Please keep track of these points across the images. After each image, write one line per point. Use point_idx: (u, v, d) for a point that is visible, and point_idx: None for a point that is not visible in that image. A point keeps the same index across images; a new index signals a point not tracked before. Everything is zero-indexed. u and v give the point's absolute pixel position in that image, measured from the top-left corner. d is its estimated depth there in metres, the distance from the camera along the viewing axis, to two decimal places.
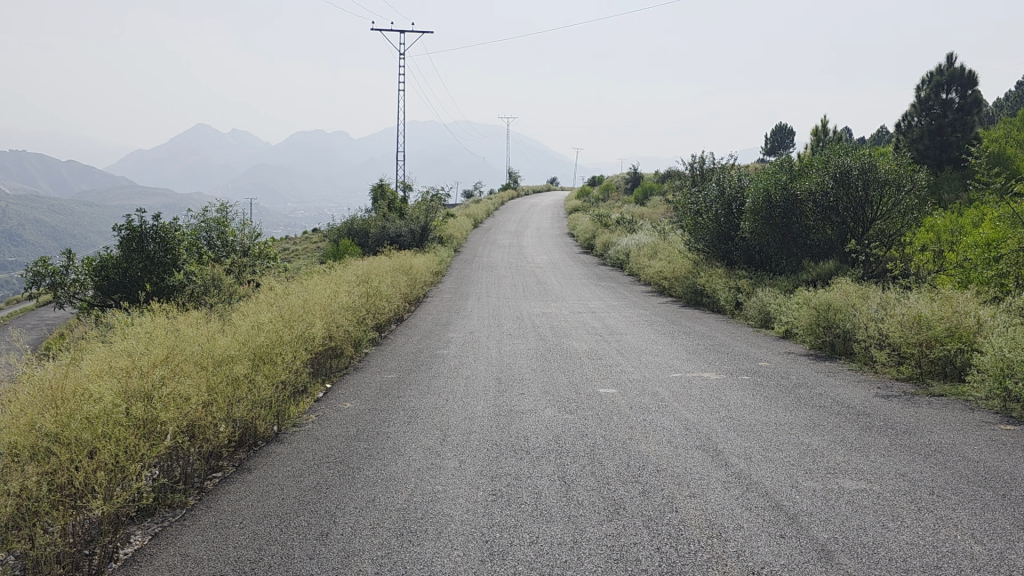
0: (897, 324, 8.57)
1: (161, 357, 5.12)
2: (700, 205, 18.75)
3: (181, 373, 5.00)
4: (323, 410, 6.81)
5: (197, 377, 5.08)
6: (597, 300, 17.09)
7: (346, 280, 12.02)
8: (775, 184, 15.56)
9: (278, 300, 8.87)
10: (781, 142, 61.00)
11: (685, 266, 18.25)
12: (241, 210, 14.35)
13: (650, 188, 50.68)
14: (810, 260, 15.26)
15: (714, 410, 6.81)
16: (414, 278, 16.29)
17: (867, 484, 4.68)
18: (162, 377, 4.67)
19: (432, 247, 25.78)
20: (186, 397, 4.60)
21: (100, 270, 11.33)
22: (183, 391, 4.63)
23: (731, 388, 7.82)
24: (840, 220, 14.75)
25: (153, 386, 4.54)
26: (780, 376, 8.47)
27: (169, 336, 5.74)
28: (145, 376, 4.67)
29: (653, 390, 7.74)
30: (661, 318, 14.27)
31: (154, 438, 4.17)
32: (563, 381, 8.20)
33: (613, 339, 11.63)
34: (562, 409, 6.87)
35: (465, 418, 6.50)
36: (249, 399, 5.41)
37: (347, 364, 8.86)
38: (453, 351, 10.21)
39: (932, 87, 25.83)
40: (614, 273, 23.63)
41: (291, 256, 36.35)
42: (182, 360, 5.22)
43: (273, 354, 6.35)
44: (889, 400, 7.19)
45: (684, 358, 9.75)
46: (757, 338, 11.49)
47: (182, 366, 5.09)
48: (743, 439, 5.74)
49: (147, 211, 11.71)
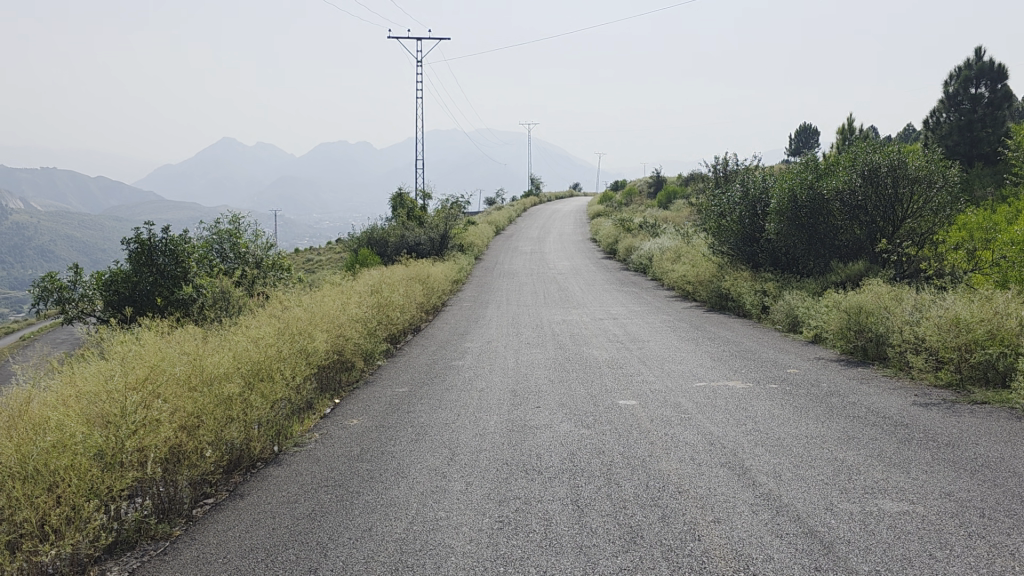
0: (934, 327, 8.12)
1: (140, 379, 4.85)
2: (723, 206, 18.29)
3: (159, 397, 4.73)
4: (328, 428, 6.48)
5: (179, 400, 4.79)
6: (618, 306, 16.70)
7: (358, 291, 11.74)
8: (800, 183, 15.13)
9: (284, 313, 8.60)
10: (806, 143, 60.16)
11: (709, 270, 17.82)
12: (253, 222, 14.16)
13: (673, 192, 50.10)
14: (839, 261, 14.77)
15: (741, 422, 6.41)
16: (430, 288, 15.99)
17: (910, 505, 4.28)
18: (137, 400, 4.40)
19: (451, 256, 25.50)
20: (162, 421, 4.31)
21: (109, 284, 11.12)
22: (158, 414, 4.35)
23: (758, 398, 7.41)
24: (870, 218, 14.27)
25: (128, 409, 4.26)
26: (810, 384, 8.03)
27: (155, 355, 5.47)
28: (119, 400, 4.39)
29: (675, 401, 7.35)
30: (685, 323, 13.84)
31: (127, 466, 3.88)
32: (582, 392, 7.84)
33: (636, 347, 11.23)
34: (579, 423, 6.51)
35: (475, 435, 6.15)
36: (242, 420, 5.10)
37: (359, 378, 8.59)
38: (468, 362, 9.88)
39: (961, 82, 25.23)
40: (637, 278, 23.21)
41: (313, 266, 36.19)
42: (165, 384, 4.94)
43: (271, 370, 6.05)
44: (928, 408, 6.75)
45: (709, 366, 9.35)
46: (785, 344, 11.04)
47: (163, 389, 4.81)
48: (771, 455, 5.34)
49: (156, 224, 11.54)
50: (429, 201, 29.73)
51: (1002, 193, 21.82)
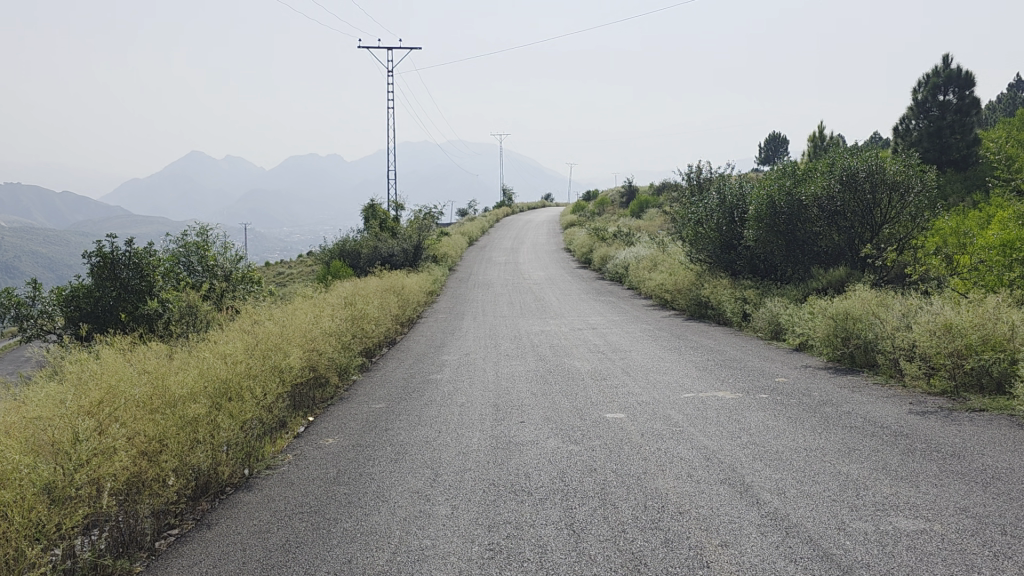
0: (924, 331, 7.93)
1: (93, 403, 4.48)
2: (700, 214, 18.13)
3: (116, 421, 4.38)
4: (302, 448, 6.13)
5: (138, 424, 4.44)
6: (597, 316, 16.45)
7: (331, 304, 11.37)
8: (779, 189, 15.01)
9: (254, 327, 8.22)
10: (775, 151, 60.45)
11: (688, 278, 17.65)
12: (222, 234, 13.73)
13: (646, 202, 50.11)
14: (819, 267, 14.64)
15: (735, 435, 6.15)
16: (405, 300, 15.64)
17: (926, 523, 4.03)
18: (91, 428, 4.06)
19: (426, 267, 25.16)
20: (117, 449, 3.96)
21: (70, 299, 10.66)
22: (113, 442, 4.00)
23: (750, 409, 7.16)
24: (848, 224, 14.16)
25: (78, 437, 3.90)
26: (800, 394, 7.79)
27: (115, 374, 5.11)
28: (70, 425, 4.03)
29: (665, 413, 7.08)
30: (665, 332, 13.61)
31: (77, 501, 3.52)
32: (567, 406, 7.55)
33: (618, 357, 10.97)
34: (566, 438, 6.20)
35: (457, 454, 5.82)
36: (209, 443, 4.75)
37: (333, 394, 8.24)
38: (446, 376, 9.55)
39: (929, 90, 25.37)
40: (613, 287, 23.02)
41: (285, 279, 35.64)
42: (125, 406, 4.59)
43: (240, 388, 5.69)
44: (925, 417, 6.53)
45: (695, 376, 9.10)
46: (769, 352, 10.83)
47: (119, 413, 4.45)
48: (772, 470, 5.07)
49: (119, 236, 11.12)
50: (401, 211, 29.37)
51: (974, 198, 21.93)
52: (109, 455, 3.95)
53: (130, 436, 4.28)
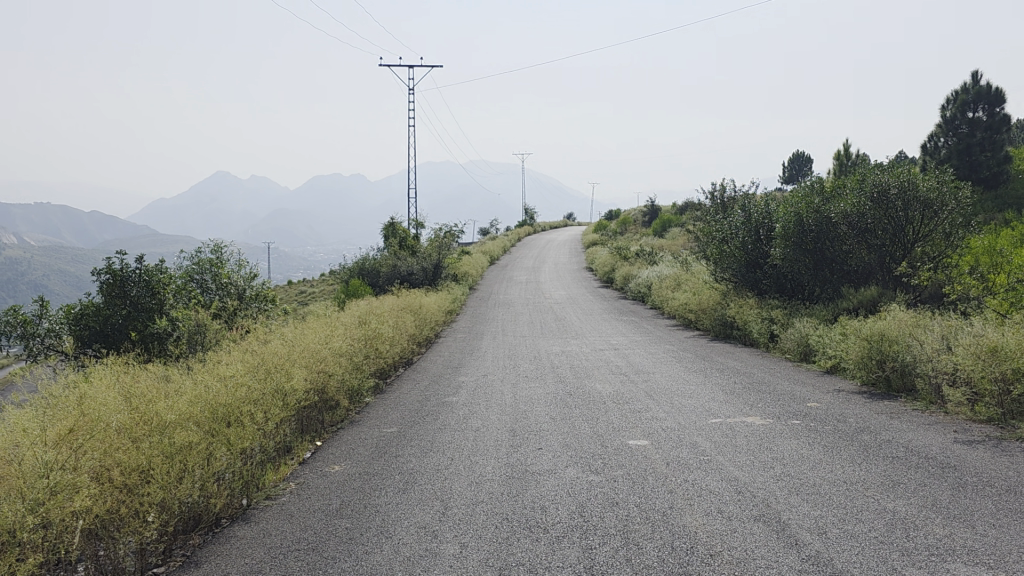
0: (968, 354, 7.46)
1: (70, 433, 4.18)
2: (724, 232, 17.69)
3: (90, 452, 4.07)
4: (306, 476, 5.78)
5: (120, 455, 4.12)
6: (619, 336, 16.02)
7: (343, 323, 11.07)
8: (807, 206, 14.59)
9: (261, 347, 7.92)
10: (799, 170, 59.79)
11: (712, 297, 17.21)
12: (237, 251, 13.52)
13: (668, 220, 49.65)
14: (849, 287, 14.15)
15: (768, 465, 5.73)
16: (422, 319, 15.33)
17: (988, 570, 3.60)
18: (55, 463, 3.77)
19: (445, 286, 24.85)
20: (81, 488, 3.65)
21: (79, 318, 10.39)
22: (72, 478, 3.70)
23: (783, 436, 6.73)
24: (879, 242, 13.69)
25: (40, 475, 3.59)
26: (835, 420, 7.34)
27: (101, 399, 4.83)
28: (35, 460, 3.72)
29: (691, 440, 6.67)
30: (689, 354, 13.17)
31: (15, 551, 3.25)
32: (588, 431, 7.15)
33: (641, 379, 10.56)
34: (586, 467, 5.82)
35: (469, 484, 5.45)
36: (199, 473, 4.42)
37: (344, 417, 7.91)
38: (462, 398, 9.19)
39: (958, 106, 24.88)
40: (635, 307, 22.58)
41: (305, 298, 35.45)
42: (108, 434, 4.29)
43: (240, 413, 5.36)
44: (972, 447, 6.08)
45: (722, 400, 8.67)
46: (800, 375, 10.38)
47: (99, 444, 4.14)
48: (810, 506, 4.65)
49: (129, 254, 10.99)
50: (422, 230, 29.14)
51: (1007, 216, 21.30)
52: (75, 492, 3.64)
53: (99, 469, 3.97)
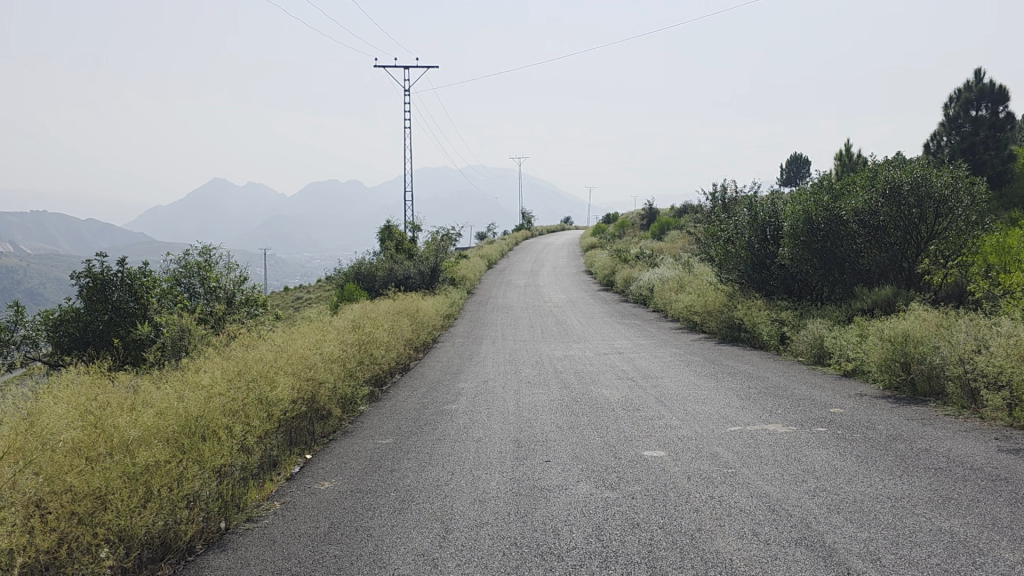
0: (1005, 355, 6.94)
1: (8, 454, 3.64)
2: (729, 231, 17.18)
3: (31, 475, 3.54)
4: (292, 495, 5.25)
5: (69, 480, 3.58)
6: (622, 339, 15.52)
7: (335, 328, 10.54)
8: (816, 203, 14.12)
9: (245, 353, 7.39)
10: (799, 172, 59.08)
11: (718, 299, 16.73)
12: (226, 254, 13.02)
13: (667, 223, 49.10)
14: (862, 287, 13.63)
15: (799, 479, 5.21)
16: (419, 323, 14.81)
17: None
18: None
19: (442, 289, 24.33)
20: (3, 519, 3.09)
21: (59, 323, 10.00)
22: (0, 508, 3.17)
23: (810, 446, 6.21)
24: (891, 241, 13.17)
25: None
26: (864, 427, 6.83)
27: (56, 415, 4.30)
28: None
29: (712, 451, 6.15)
30: (698, 357, 12.65)
31: None
32: (598, 441, 6.64)
33: (649, 384, 10.06)
34: (600, 483, 5.30)
35: (473, 502, 4.93)
36: (166, 496, 3.88)
37: (335, 428, 7.41)
38: (462, 405, 8.68)
39: (961, 105, 24.43)
40: (638, 309, 22.08)
41: (303, 303, 34.87)
42: (57, 457, 3.77)
43: (217, 425, 4.83)
44: (1020, 456, 5.57)
45: (738, 406, 8.15)
46: (816, 378, 9.87)
47: (45, 469, 3.61)
48: (856, 527, 4.14)
49: (110, 256, 10.58)
50: (418, 233, 28.66)
51: (1014, 215, 20.83)
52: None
53: (42, 496, 3.43)
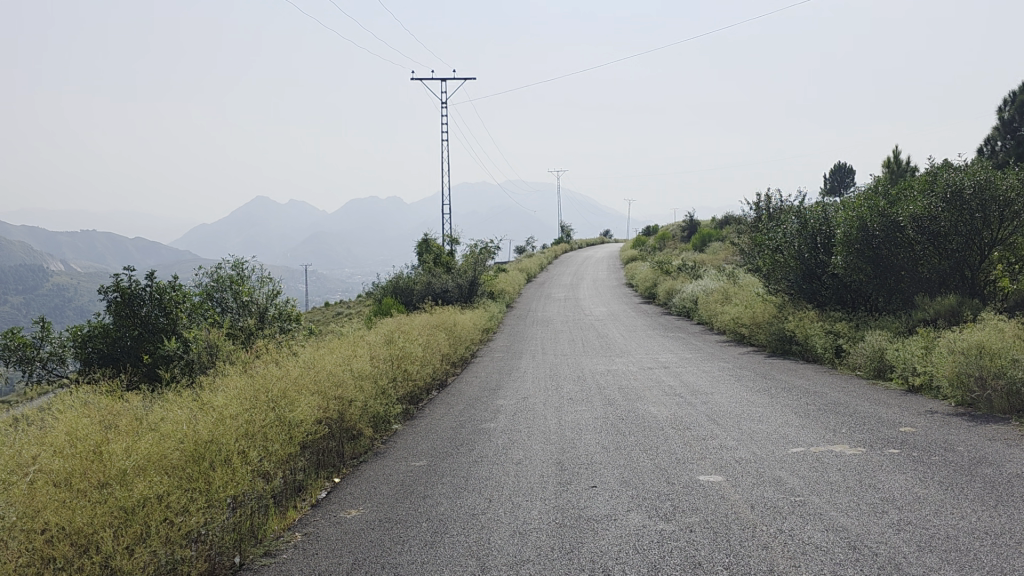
0: None
1: None
2: (778, 240, 16.49)
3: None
4: (316, 524, 4.81)
5: (49, 521, 3.19)
6: (667, 353, 14.92)
7: (368, 343, 10.14)
8: (870, 208, 13.33)
9: (270, 371, 7.01)
10: (842, 182, 57.75)
11: (767, 311, 16.06)
12: (260, 267, 12.75)
13: (708, 235, 48.22)
14: (922, 296, 12.84)
15: (878, 509, 4.64)
16: (456, 338, 14.39)
17: None
18: None
19: (481, 303, 23.91)
20: None
21: (87, 339, 9.81)
22: None
23: (885, 470, 5.61)
24: (952, 248, 12.41)
25: None
26: (942, 449, 6.21)
27: (47, 447, 3.93)
28: None
29: (775, 476, 5.58)
30: (749, 371, 12.01)
31: None
32: (648, 464, 6.12)
33: (699, 400, 9.48)
34: (653, 513, 4.78)
35: (512, 535, 4.44)
36: (163, 533, 3.47)
37: (367, 448, 6.99)
38: (500, 424, 8.20)
39: (1017, 107, 23.40)
40: (682, 322, 21.46)
41: (342, 317, 34.71)
42: (37, 496, 3.39)
43: (230, 451, 4.44)
44: None
45: (797, 425, 7.56)
46: (879, 394, 9.21)
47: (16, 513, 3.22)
48: (956, 571, 3.58)
49: (138, 270, 10.39)
50: (457, 247, 28.36)
51: None
52: None
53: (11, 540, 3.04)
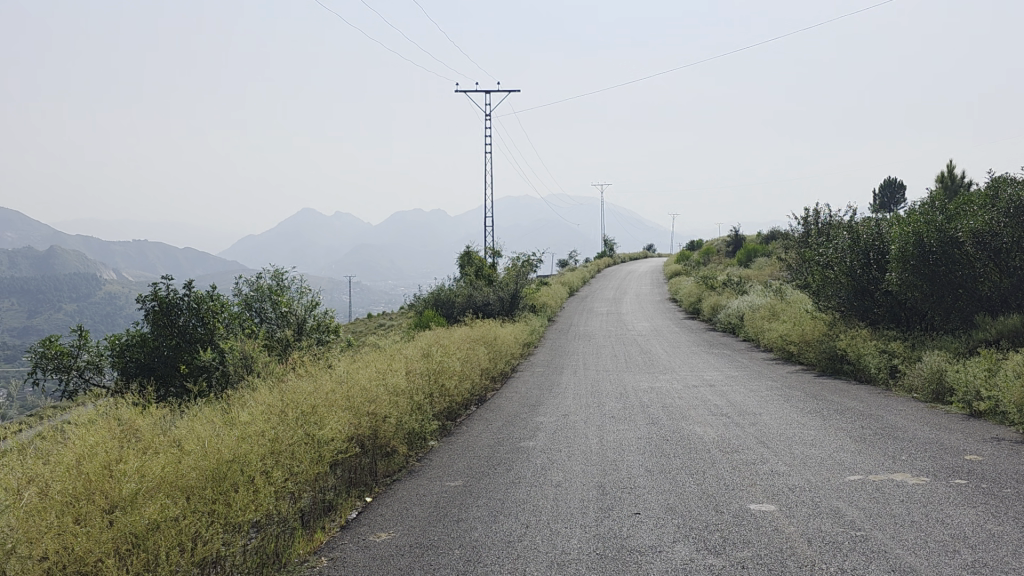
0: None
1: None
2: (828, 256, 15.96)
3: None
4: (343, 548, 4.56)
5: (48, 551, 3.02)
6: (713, 371, 14.50)
7: (405, 356, 9.94)
8: (927, 224, 12.65)
9: (302, 384, 6.82)
10: (892, 198, 56.46)
11: (816, 328, 15.55)
12: (299, 278, 12.68)
13: (754, 250, 47.41)
14: (984, 316, 12.25)
15: (949, 548, 4.26)
16: (495, 352, 14.14)
17: None
18: None
19: (522, 316, 23.66)
20: None
21: (126, 348, 9.79)
22: None
23: (953, 503, 5.21)
24: (1015, 265, 11.84)
25: None
26: (1013, 480, 5.78)
27: (56, 469, 3.75)
28: None
29: (833, 507, 5.21)
30: (798, 391, 11.57)
31: None
32: (695, 490, 5.79)
33: (747, 421, 9.09)
34: (701, 545, 4.46)
35: (549, 567, 4.15)
36: (173, 560, 3.25)
37: (402, 465, 6.77)
38: (539, 443, 7.92)
39: None
40: (727, 339, 21.00)
41: (384, 329, 34.66)
42: (41, 522, 3.20)
43: (252, 470, 4.23)
44: None
45: (853, 450, 7.15)
46: (940, 418, 8.74)
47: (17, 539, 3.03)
48: None
49: (177, 278, 10.33)
50: (498, 260, 28.15)
51: None
52: None
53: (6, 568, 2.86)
